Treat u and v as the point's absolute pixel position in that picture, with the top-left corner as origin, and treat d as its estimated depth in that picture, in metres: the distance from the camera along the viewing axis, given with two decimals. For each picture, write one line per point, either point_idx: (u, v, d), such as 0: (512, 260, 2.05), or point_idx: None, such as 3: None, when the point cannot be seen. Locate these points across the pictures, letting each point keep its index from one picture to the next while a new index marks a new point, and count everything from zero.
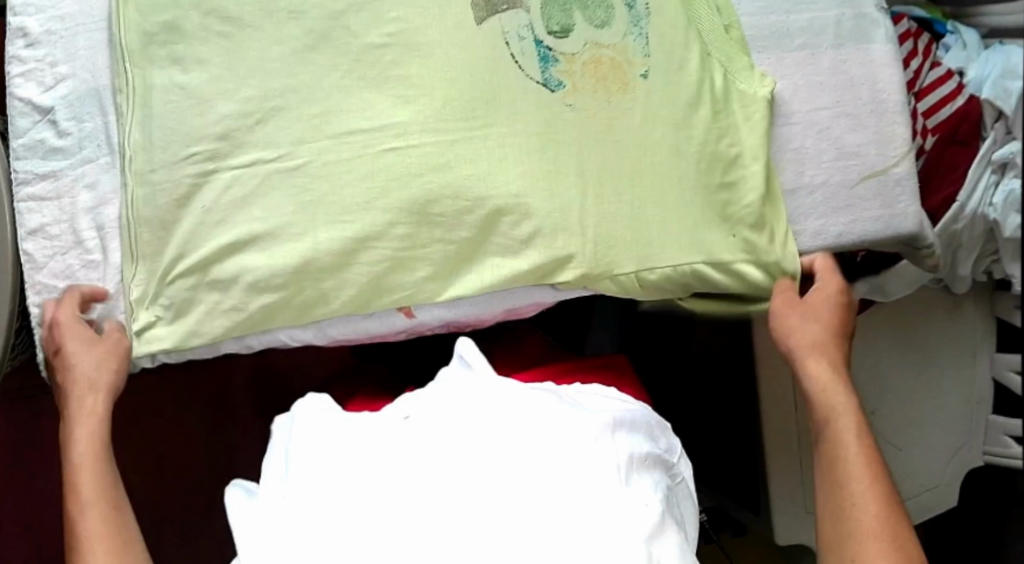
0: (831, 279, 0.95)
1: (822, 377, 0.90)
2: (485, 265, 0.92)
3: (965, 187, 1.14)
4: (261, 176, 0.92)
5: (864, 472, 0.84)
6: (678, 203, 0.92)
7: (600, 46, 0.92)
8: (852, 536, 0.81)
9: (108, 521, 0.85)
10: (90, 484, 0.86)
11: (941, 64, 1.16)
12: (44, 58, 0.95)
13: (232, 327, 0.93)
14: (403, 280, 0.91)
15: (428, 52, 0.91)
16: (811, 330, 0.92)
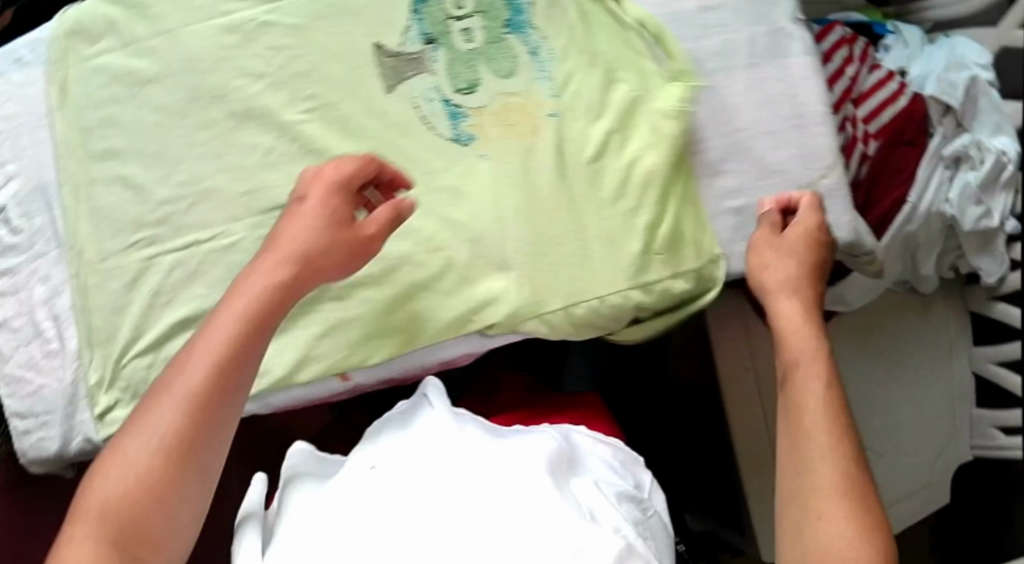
0: (806, 216, 0.90)
1: (794, 338, 0.81)
2: (420, 321, 0.93)
3: (916, 187, 1.12)
4: (199, 258, 0.95)
5: (826, 418, 0.76)
6: (605, 240, 0.94)
7: (507, 96, 0.94)
8: (811, 493, 0.73)
9: (190, 410, 0.72)
10: (219, 349, 0.73)
11: (881, 68, 1.14)
12: None
13: None
14: (342, 340, 0.93)
15: (345, 125, 0.93)
16: (786, 280, 0.85)
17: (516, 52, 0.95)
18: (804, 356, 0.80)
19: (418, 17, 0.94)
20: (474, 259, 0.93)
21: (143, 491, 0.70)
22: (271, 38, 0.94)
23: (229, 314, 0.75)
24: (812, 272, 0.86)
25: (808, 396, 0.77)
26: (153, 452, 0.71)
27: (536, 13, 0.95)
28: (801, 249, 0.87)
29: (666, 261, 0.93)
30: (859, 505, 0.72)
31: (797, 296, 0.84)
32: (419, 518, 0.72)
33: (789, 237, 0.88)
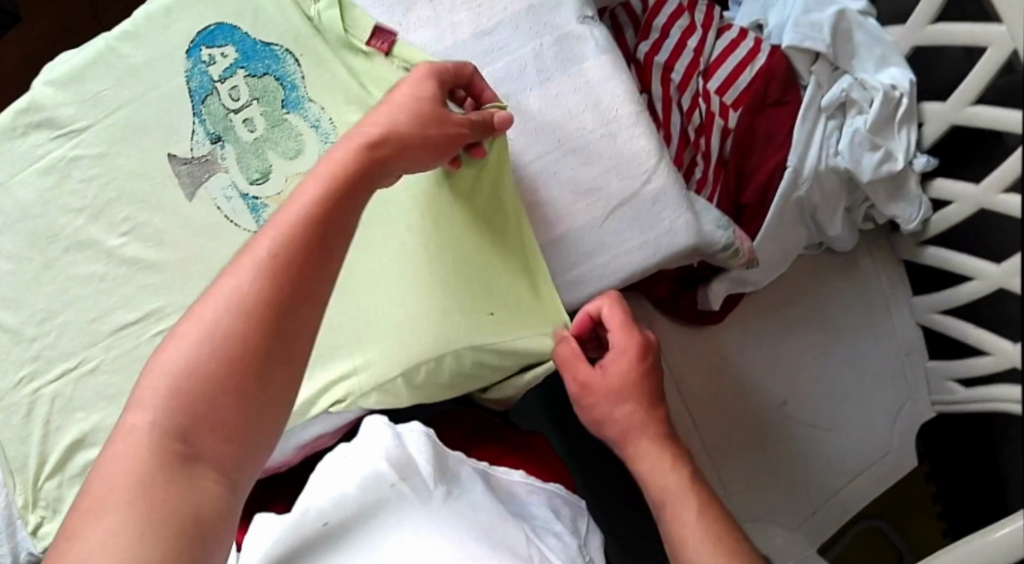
0: (618, 330, 0.88)
1: (666, 485, 0.83)
2: None
3: (794, 149, 1.03)
4: (70, 385, 1.02)
5: (707, 539, 0.78)
6: (426, 294, 0.91)
7: (301, 176, 0.95)
8: None
9: (257, 292, 0.69)
10: (297, 223, 0.71)
11: (731, 29, 1.07)
12: None
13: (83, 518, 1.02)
14: None
15: (162, 240, 0.98)
16: (632, 423, 0.86)
17: (299, 130, 0.95)
18: (679, 503, 0.82)
19: (201, 118, 0.98)
20: None
21: (225, 368, 0.68)
22: (79, 172, 1.01)
23: (334, 173, 0.74)
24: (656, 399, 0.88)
25: (693, 543, 0.78)
26: (201, 347, 0.69)
27: (309, 85, 0.96)
28: (637, 383, 0.87)
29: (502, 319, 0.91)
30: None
31: (652, 443, 0.85)
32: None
33: (616, 371, 0.87)
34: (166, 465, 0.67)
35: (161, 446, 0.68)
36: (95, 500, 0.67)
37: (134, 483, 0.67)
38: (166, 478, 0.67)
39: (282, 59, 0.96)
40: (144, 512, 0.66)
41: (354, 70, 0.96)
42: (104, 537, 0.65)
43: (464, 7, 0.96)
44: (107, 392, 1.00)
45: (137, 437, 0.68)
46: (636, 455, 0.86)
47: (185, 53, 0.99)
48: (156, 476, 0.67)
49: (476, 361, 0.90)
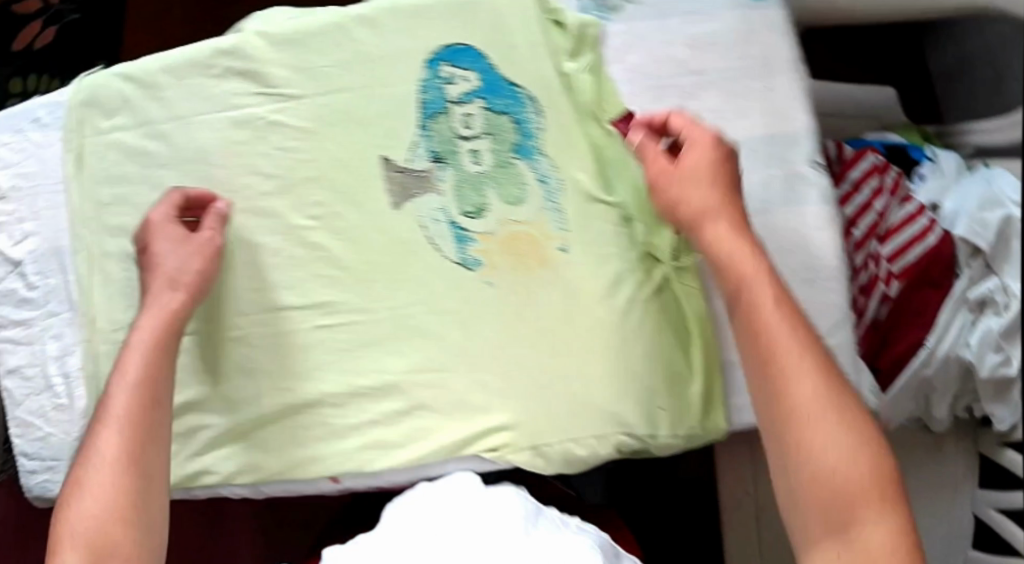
0: (695, 132, 0.90)
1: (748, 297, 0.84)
2: (413, 420, 0.97)
3: (934, 333, 1.09)
4: (204, 345, 0.99)
5: (814, 365, 0.80)
6: (607, 374, 0.95)
7: (515, 225, 0.95)
8: (808, 466, 0.78)
9: (127, 432, 0.85)
10: (139, 379, 0.88)
11: (913, 201, 1.11)
12: (11, 213, 1.05)
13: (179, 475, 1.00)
14: (342, 444, 0.98)
15: (350, 237, 0.96)
16: (706, 208, 0.88)
17: (524, 179, 0.95)
18: (771, 334, 0.82)
19: (425, 134, 0.96)
20: (464, 382, 0.96)
21: (104, 504, 0.82)
22: (278, 139, 0.97)
23: (139, 351, 0.89)
24: (724, 210, 0.87)
25: (796, 388, 0.79)
26: (88, 497, 0.82)
27: (546, 138, 0.95)
28: (710, 170, 0.89)
29: (666, 417, 0.96)
30: (840, 427, 0.78)
31: (719, 216, 0.87)
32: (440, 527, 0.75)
33: (694, 163, 0.89)
34: None
35: (144, 536, 0.83)
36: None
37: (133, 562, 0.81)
38: None
39: (524, 105, 0.95)
40: None
41: (595, 137, 0.96)
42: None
43: (711, 115, 0.97)
44: (244, 365, 0.99)
45: (93, 546, 0.80)
46: (704, 236, 0.88)
47: (424, 62, 0.96)
48: None
49: (629, 447, 0.96)
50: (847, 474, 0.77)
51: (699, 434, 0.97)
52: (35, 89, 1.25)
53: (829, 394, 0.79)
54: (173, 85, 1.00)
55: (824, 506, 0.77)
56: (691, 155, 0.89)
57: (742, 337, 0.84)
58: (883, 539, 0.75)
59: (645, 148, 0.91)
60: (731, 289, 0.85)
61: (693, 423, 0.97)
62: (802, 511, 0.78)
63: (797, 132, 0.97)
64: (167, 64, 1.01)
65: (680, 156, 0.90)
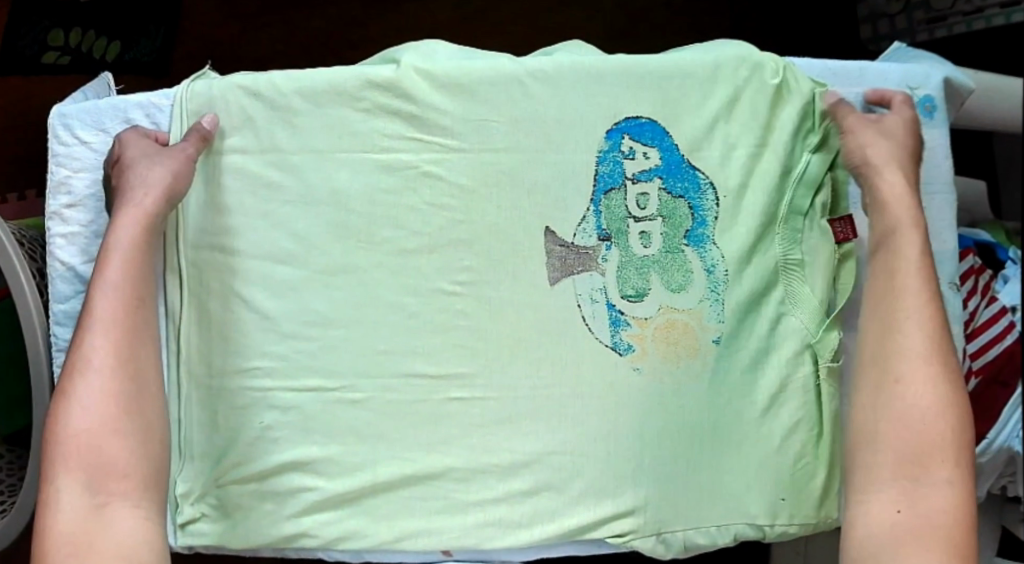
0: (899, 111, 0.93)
1: (906, 263, 0.87)
2: (538, 503, 0.92)
3: (996, 426, 1.13)
4: (318, 405, 0.91)
5: (926, 339, 0.84)
6: (741, 464, 0.94)
7: (674, 311, 0.92)
8: (896, 402, 0.84)
9: (118, 343, 0.83)
10: (123, 286, 0.85)
11: (997, 301, 1.15)
12: (87, 224, 0.95)
13: (272, 536, 0.91)
14: (462, 518, 0.92)
15: (499, 307, 0.91)
16: (888, 158, 0.90)
17: (691, 266, 0.92)
18: (906, 309, 0.86)
19: (596, 209, 0.92)
20: (596, 464, 0.92)
21: (106, 422, 0.81)
22: (430, 194, 0.91)
23: (115, 252, 0.85)
24: (892, 166, 0.89)
25: (901, 348, 0.85)
26: (88, 420, 0.81)
27: (719, 228, 0.93)
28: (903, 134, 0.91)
29: (786, 507, 0.95)
30: (942, 371, 0.84)
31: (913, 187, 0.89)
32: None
33: (891, 123, 0.92)
34: (87, 507, 0.78)
35: (145, 446, 0.82)
36: (88, 520, 0.78)
37: (133, 478, 0.81)
38: (94, 507, 0.79)
39: (704, 192, 0.93)
40: (73, 543, 0.77)
41: (775, 221, 0.94)
42: (136, 522, 0.79)
43: None
44: (362, 429, 0.91)
45: (92, 463, 0.80)
46: (877, 186, 0.90)
47: (605, 133, 0.92)
48: (83, 512, 0.78)
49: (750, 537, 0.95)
50: (925, 423, 0.83)
51: (814, 525, 0.96)
52: (75, 45, 1.30)
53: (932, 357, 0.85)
54: (309, 111, 0.91)
55: (903, 451, 0.83)
56: (893, 117, 0.93)
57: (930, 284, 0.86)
58: (950, 495, 0.80)
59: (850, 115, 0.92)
60: (881, 232, 0.89)
61: (809, 515, 0.95)
62: (878, 447, 0.84)
63: (942, 253, 1.00)
64: (304, 88, 0.91)
65: (886, 122, 0.92)
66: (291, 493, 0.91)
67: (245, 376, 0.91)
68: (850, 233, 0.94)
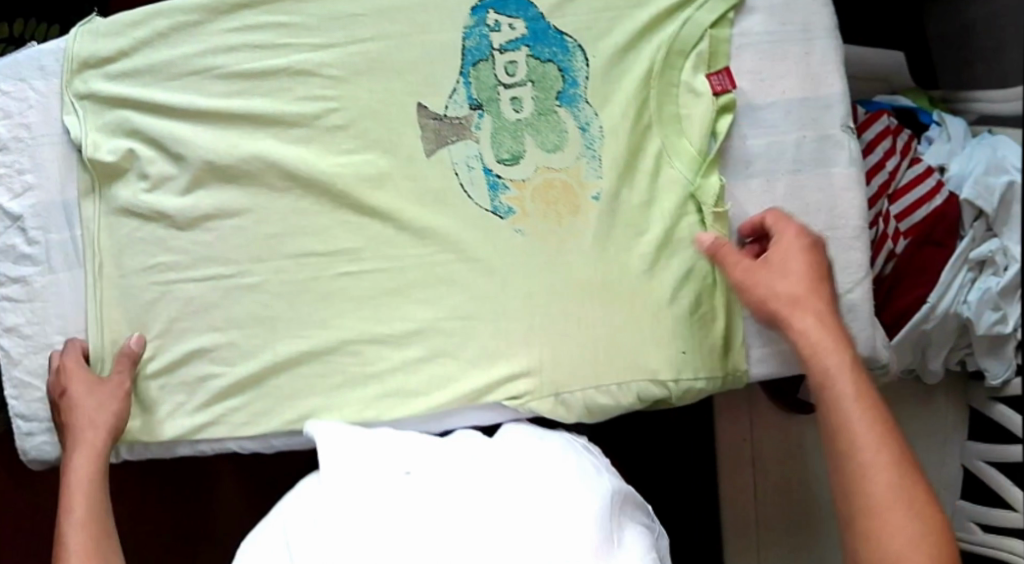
0: (790, 234, 0.90)
1: (841, 386, 0.84)
2: (431, 367, 0.94)
3: (938, 288, 1.13)
4: (220, 293, 0.96)
5: (889, 459, 0.81)
6: (638, 323, 0.94)
7: (551, 171, 0.94)
8: (876, 543, 0.79)
9: (88, 552, 0.88)
10: (88, 522, 0.89)
11: (921, 162, 1.13)
12: (11, 165, 0.98)
13: (186, 424, 0.96)
14: (363, 391, 0.95)
15: (379, 184, 0.95)
16: (794, 296, 0.88)
17: (564, 126, 0.94)
18: (860, 441, 0.82)
19: (466, 80, 0.94)
20: (486, 330, 0.94)
21: None
22: (305, 89, 0.95)
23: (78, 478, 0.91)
24: (798, 312, 0.87)
25: (872, 486, 0.80)
26: None
27: (591, 86, 0.94)
28: (799, 260, 0.89)
29: (689, 361, 0.94)
30: (914, 509, 0.79)
31: (830, 320, 0.87)
32: (499, 516, 0.80)
33: (778, 256, 0.90)
34: None
35: None
36: None
37: None
38: None
39: (573, 54, 0.94)
40: None
41: (651, 81, 0.94)
42: None
43: (749, 76, 0.95)
44: (259, 314, 0.96)
45: None
46: (790, 328, 0.88)
47: (470, 11, 0.94)
48: None
49: (659, 396, 0.95)
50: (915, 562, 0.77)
51: (716, 376, 0.95)
52: (20, 35, 1.19)
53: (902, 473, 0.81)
54: (194, 23, 0.97)
55: None
56: (778, 244, 0.90)
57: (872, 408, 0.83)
58: None
59: (722, 253, 0.92)
60: (813, 378, 0.86)
61: (712, 365, 0.95)
62: None
63: (831, 97, 0.96)
64: (191, 19, 0.97)
65: (774, 248, 0.90)
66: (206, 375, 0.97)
67: (151, 273, 0.97)
68: (728, 84, 0.94)
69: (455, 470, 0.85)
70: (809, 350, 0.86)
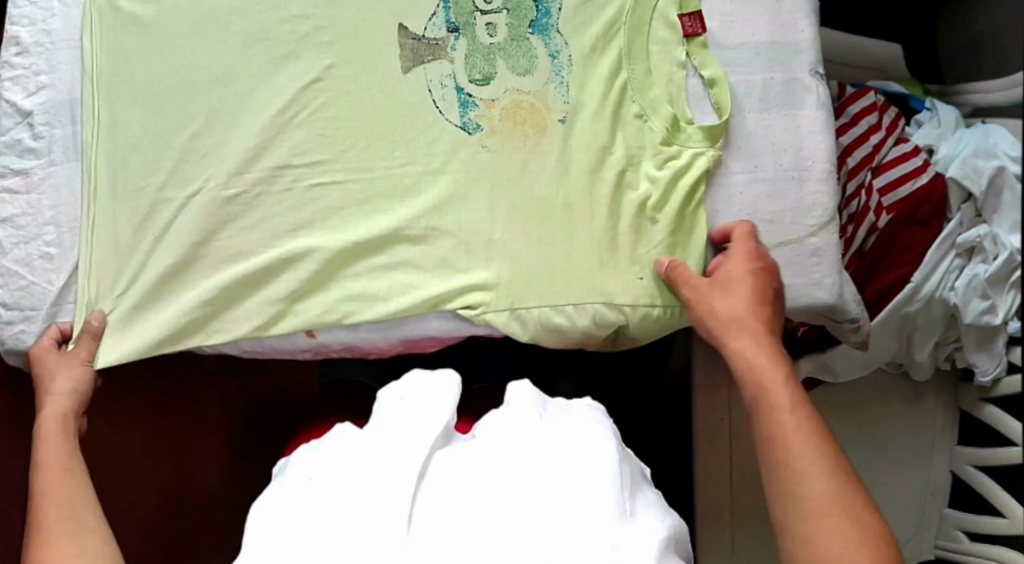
0: (741, 253, 0.92)
1: (774, 396, 0.83)
2: (390, 276, 0.95)
3: (923, 268, 1.09)
4: (199, 200, 0.97)
5: (822, 464, 0.78)
6: (600, 249, 0.94)
7: (520, 93, 0.97)
8: (811, 544, 0.74)
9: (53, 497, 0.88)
10: (54, 466, 0.91)
11: (908, 141, 1.12)
12: (30, 67, 1.04)
13: (153, 333, 0.96)
14: (324, 297, 0.95)
15: (358, 99, 0.97)
16: (736, 316, 0.89)
17: (535, 53, 0.97)
18: (793, 447, 0.79)
19: (446, 5, 0.98)
20: (450, 244, 0.95)
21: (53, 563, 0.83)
22: (300, 7, 0.98)
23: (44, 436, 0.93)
24: (738, 328, 0.88)
25: (806, 487, 0.77)
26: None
27: (563, 18, 0.97)
28: (745, 282, 0.90)
29: (647, 287, 0.94)
30: (850, 515, 0.75)
31: (769, 345, 0.87)
32: (509, 514, 0.65)
33: (728, 276, 0.91)
34: None
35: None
36: None
37: None
38: None
39: None
40: None
41: (620, 20, 0.97)
42: None
43: (720, 18, 0.98)
44: (232, 224, 0.96)
45: None
46: (731, 347, 0.88)
47: None
48: None
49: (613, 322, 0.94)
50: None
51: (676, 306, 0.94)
52: None
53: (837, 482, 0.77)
54: None
55: None
56: (727, 265, 0.92)
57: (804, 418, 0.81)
58: None
59: (678, 268, 0.92)
60: (753, 394, 0.84)
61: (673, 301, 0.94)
62: None
63: (799, 45, 0.98)
64: None
65: (723, 271, 0.92)
66: (176, 281, 0.97)
67: (131, 181, 0.98)
68: (699, 26, 0.97)
69: (469, 455, 0.70)
70: (748, 371, 0.86)
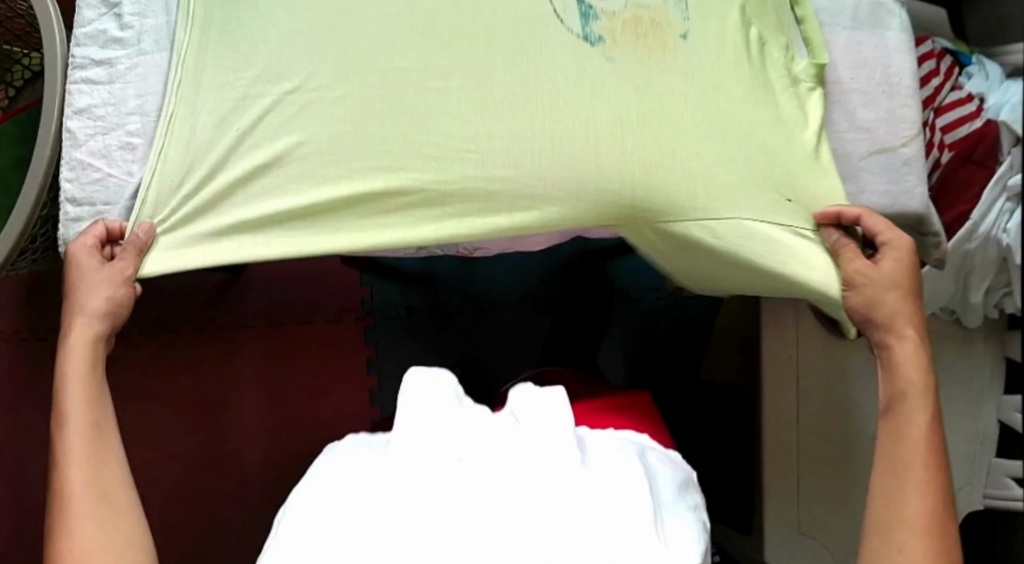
0: (895, 244, 0.93)
1: (906, 407, 0.89)
2: (503, 187, 0.96)
3: (979, 206, 1.13)
4: (304, 102, 0.95)
5: (927, 483, 0.86)
6: (708, 165, 0.97)
7: (640, 7, 0.99)
8: (900, 550, 0.83)
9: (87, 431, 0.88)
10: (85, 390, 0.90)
11: (962, 89, 1.19)
12: None
13: (263, 241, 0.96)
14: (439, 208, 0.96)
15: (468, 6, 0.97)
16: (893, 315, 0.92)
17: None
18: (904, 459, 0.87)
19: None
20: (573, 147, 0.96)
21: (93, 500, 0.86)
22: None
23: (70, 377, 0.89)
24: (909, 337, 0.91)
25: (906, 497, 0.85)
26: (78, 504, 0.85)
27: None
28: (909, 286, 0.93)
29: (794, 211, 0.98)
30: (938, 536, 0.83)
31: (912, 352, 0.91)
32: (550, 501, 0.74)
33: (886, 271, 0.93)
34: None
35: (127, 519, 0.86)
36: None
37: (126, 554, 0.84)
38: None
39: None
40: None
41: None
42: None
43: None
44: (337, 123, 0.95)
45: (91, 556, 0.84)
46: (885, 346, 0.92)
47: None
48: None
49: (768, 260, 0.96)
50: None
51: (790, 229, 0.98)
52: None
53: (935, 504, 0.85)
54: None
55: None
56: (888, 261, 0.93)
57: (920, 434, 0.88)
58: None
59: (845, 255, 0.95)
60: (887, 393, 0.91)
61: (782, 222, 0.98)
62: None
63: None
64: None
65: (880, 262, 0.93)
66: (276, 179, 0.95)
67: (222, 76, 0.96)
68: None
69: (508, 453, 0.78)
70: (893, 369, 0.91)
